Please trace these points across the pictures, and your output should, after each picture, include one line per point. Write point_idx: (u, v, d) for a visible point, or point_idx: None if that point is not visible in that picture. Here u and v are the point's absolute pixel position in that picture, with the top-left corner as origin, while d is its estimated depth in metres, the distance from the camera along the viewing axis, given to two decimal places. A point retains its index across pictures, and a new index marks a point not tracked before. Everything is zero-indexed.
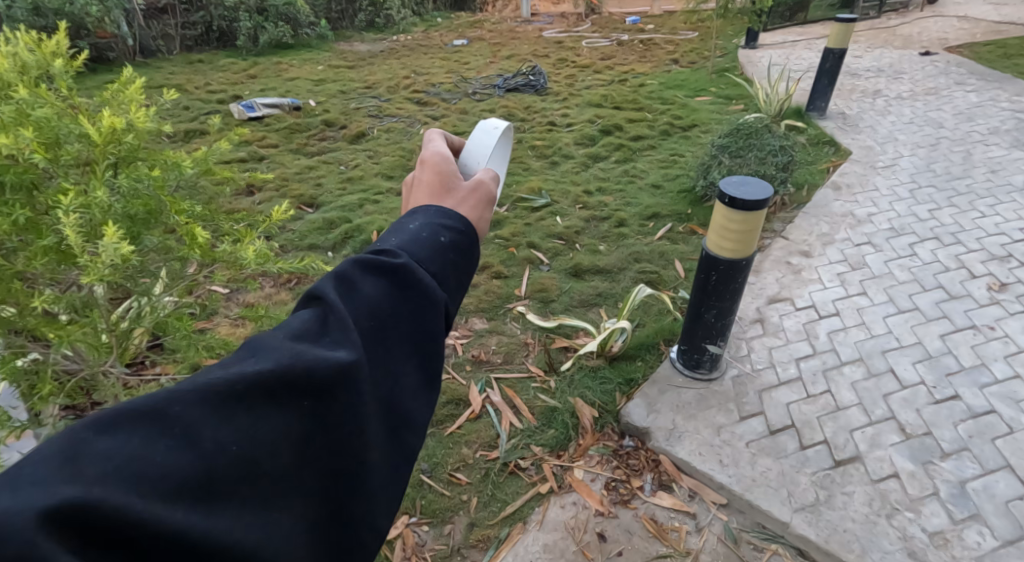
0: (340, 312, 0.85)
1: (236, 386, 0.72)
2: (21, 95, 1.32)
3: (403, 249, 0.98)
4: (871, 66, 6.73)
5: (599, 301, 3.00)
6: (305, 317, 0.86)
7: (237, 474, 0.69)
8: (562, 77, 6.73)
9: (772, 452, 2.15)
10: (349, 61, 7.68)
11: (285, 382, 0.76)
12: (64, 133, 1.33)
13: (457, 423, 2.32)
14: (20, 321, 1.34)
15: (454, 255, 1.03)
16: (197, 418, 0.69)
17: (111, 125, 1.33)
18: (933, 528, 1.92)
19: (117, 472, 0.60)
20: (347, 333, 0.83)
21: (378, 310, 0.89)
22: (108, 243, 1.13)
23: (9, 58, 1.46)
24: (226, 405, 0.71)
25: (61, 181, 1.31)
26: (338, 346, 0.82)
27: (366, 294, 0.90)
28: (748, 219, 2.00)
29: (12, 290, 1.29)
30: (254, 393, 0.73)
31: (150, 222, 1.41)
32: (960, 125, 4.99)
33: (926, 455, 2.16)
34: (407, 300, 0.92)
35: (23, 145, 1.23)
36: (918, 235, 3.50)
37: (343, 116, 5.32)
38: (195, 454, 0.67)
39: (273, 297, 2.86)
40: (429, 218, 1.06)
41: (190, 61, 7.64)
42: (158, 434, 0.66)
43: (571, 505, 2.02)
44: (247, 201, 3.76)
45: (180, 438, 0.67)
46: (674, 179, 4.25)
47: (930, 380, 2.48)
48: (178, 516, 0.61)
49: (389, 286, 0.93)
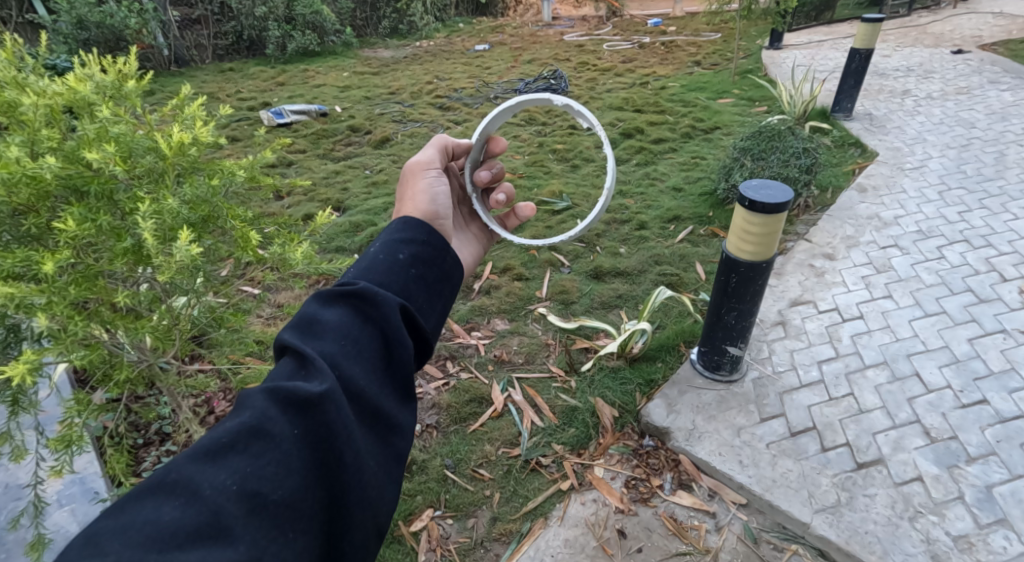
0: (306, 352, 1.01)
1: (223, 439, 0.89)
2: (103, 114, 1.43)
3: (361, 277, 1.18)
4: (900, 65, 6.63)
5: (619, 303, 3.03)
6: (282, 367, 1.02)
7: (242, 507, 0.85)
8: (583, 80, 6.78)
9: (793, 453, 2.16)
10: (373, 67, 7.84)
11: (265, 421, 0.91)
12: (136, 146, 1.43)
13: (480, 421, 2.37)
14: (100, 315, 1.44)
15: (414, 269, 1.25)
16: (194, 474, 0.85)
17: (180, 139, 1.44)
18: (958, 532, 1.91)
19: (134, 537, 0.78)
20: (320, 368, 0.99)
21: (347, 331, 1.07)
22: (182, 245, 1.25)
23: (88, 81, 1.57)
24: (218, 455, 0.88)
25: (136, 191, 1.41)
26: (310, 381, 0.98)
27: (328, 326, 1.06)
28: (769, 222, 2.02)
29: (95, 288, 1.38)
30: (242, 438, 0.89)
31: (208, 226, 1.55)
32: (993, 125, 4.89)
33: (952, 459, 2.14)
34: (369, 321, 1.11)
35: (108, 159, 1.34)
36: (947, 238, 3.46)
37: (368, 122, 5.43)
38: (199, 504, 0.83)
39: (303, 297, 2.96)
40: (389, 242, 1.28)
41: (222, 69, 7.89)
42: (169, 497, 0.83)
43: (592, 502, 2.06)
44: (277, 205, 3.87)
45: (184, 494, 0.83)
46: (696, 182, 4.26)
47: (956, 384, 2.46)
48: (190, 558, 0.77)
49: (352, 311, 1.10)
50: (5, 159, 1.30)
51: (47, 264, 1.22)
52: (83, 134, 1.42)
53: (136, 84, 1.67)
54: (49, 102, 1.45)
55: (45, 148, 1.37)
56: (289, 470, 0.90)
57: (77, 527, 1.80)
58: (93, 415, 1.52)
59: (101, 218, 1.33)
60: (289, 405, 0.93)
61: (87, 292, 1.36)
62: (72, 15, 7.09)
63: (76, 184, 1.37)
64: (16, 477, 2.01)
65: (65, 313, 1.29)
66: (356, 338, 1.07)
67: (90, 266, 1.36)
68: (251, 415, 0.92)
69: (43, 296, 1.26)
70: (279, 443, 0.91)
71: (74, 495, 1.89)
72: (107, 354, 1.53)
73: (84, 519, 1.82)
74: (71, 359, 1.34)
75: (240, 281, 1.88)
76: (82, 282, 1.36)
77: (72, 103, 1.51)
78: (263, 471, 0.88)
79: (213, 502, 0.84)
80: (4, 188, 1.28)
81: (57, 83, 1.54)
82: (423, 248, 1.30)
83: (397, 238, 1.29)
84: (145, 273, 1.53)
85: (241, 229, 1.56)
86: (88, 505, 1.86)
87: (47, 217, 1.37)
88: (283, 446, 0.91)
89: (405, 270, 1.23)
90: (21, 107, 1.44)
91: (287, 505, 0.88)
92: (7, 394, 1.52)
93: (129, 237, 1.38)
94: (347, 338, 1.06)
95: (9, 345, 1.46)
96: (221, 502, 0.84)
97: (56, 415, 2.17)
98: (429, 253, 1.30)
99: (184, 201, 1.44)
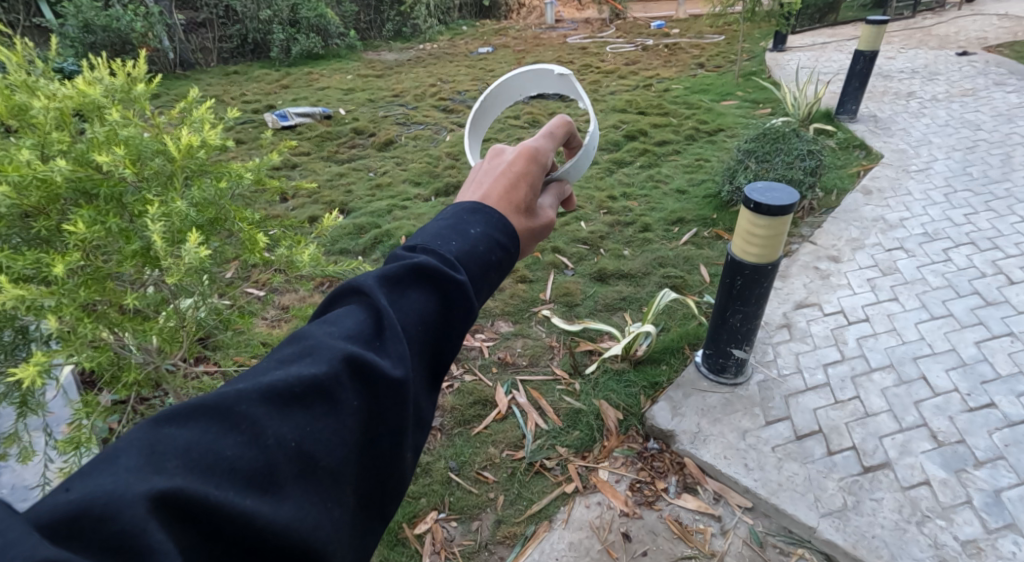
0: (389, 320, 0.91)
1: (294, 388, 0.81)
2: (113, 117, 1.43)
3: (458, 264, 1.04)
4: (904, 67, 6.62)
5: (623, 306, 3.02)
6: (358, 322, 0.92)
7: (295, 466, 0.77)
8: (587, 82, 6.78)
9: (799, 456, 2.15)
10: (377, 70, 7.87)
11: (336, 382, 0.83)
12: (145, 149, 1.44)
13: (484, 423, 2.37)
14: (109, 317, 1.43)
15: (496, 277, 1.11)
16: (258, 417, 0.77)
17: (189, 142, 1.45)
18: (966, 537, 1.89)
19: (193, 464, 0.71)
20: (397, 344, 0.90)
21: (425, 319, 0.97)
22: (189, 247, 1.25)
23: (97, 84, 1.57)
24: (282, 405, 0.79)
25: (145, 193, 1.42)
26: (386, 353, 0.89)
27: (411, 305, 0.97)
28: (775, 224, 2.01)
29: (104, 290, 1.39)
30: (312, 393, 0.81)
31: (216, 228, 1.55)
32: (998, 127, 4.87)
33: (959, 463, 2.13)
34: (450, 313, 1.00)
35: (117, 161, 1.35)
36: (953, 240, 3.44)
37: (372, 125, 5.44)
38: (258, 448, 0.75)
39: (308, 299, 2.97)
40: (490, 231, 1.12)
41: (227, 72, 7.92)
42: (229, 430, 0.75)
43: (596, 505, 2.05)
44: (281, 207, 3.88)
45: (246, 433, 0.76)
46: (700, 184, 4.25)
47: (963, 387, 2.44)
48: (243, 505, 0.70)
49: (434, 297, 1.00)
50: (16, 162, 1.31)
51: (56, 265, 1.23)
52: (92, 137, 1.43)
53: (144, 87, 1.68)
54: (60, 105, 1.46)
55: (55, 151, 1.38)
56: (343, 442, 0.82)
57: None
58: (100, 417, 1.53)
59: (111, 220, 1.33)
60: (365, 370, 0.85)
61: (97, 294, 1.36)
62: (79, 19, 7.15)
63: (86, 187, 1.37)
64: (23, 478, 2.01)
65: (75, 315, 1.30)
66: (428, 323, 0.98)
67: (100, 268, 1.37)
68: (326, 368, 0.84)
69: (53, 298, 1.26)
70: (342, 411, 0.83)
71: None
72: (115, 356, 1.53)
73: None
74: (80, 361, 1.34)
75: (245, 283, 1.89)
76: (91, 284, 1.36)
77: (82, 106, 1.51)
78: (323, 433, 0.80)
79: (271, 451, 0.76)
80: (15, 190, 1.29)
81: (66, 86, 1.54)
82: (508, 260, 1.13)
83: (494, 232, 1.12)
84: (153, 275, 1.53)
85: (248, 232, 1.57)
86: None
87: (56, 219, 1.37)
88: (345, 416, 0.83)
89: (489, 275, 1.08)
90: (32, 110, 1.45)
91: (332, 478, 0.80)
92: (16, 396, 1.52)
93: (138, 239, 1.38)
94: (421, 321, 0.97)
95: (17, 347, 1.47)
96: (278, 454, 0.76)
97: (63, 416, 2.18)
98: (507, 262, 1.14)
99: (192, 203, 1.45)
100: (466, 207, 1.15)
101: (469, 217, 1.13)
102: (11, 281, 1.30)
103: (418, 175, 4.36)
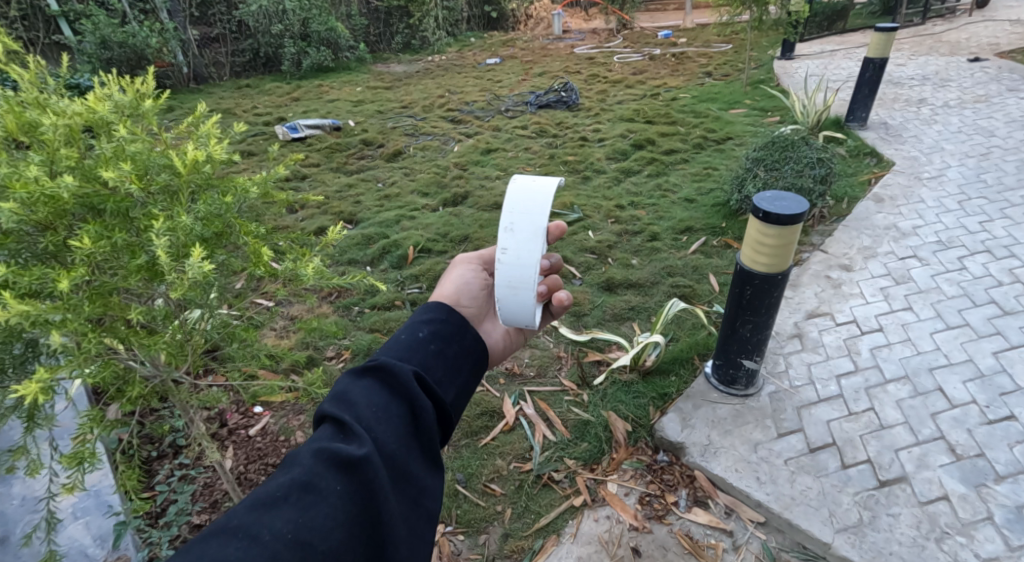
0: (343, 416, 1.06)
1: (276, 493, 0.95)
2: (120, 134, 1.45)
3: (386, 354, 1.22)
4: (915, 74, 6.58)
5: (632, 315, 3.00)
6: (324, 430, 1.07)
7: (296, 555, 0.89)
8: (594, 92, 6.79)
9: (813, 470, 2.11)
10: (386, 82, 7.95)
11: (313, 477, 0.97)
12: (152, 164, 1.45)
13: (491, 434, 2.34)
14: (111, 332, 1.43)
15: (436, 343, 1.28)
16: (253, 521, 0.91)
17: (195, 157, 1.46)
18: (987, 554, 1.84)
19: None
20: (360, 432, 1.04)
21: (379, 399, 1.12)
22: (193, 261, 1.25)
23: (107, 101, 1.60)
24: (271, 507, 0.93)
25: (150, 208, 1.42)
26: (352, 442, 1.03)
27: (360, 395, 1.11)
28: (784, 234, 1.98)
29: (110, 305, 1.39)
30: (292, 492, 0.95)
31: (222, 242, 1.56)
32: (1013, 134, 4.82)
33: (980, 478, 2.07)
34: (395, 388, 1.14)
35: (123, 177, 1.35)
36: (968, 249, 3.40)
37: (381, 135, 5.46)
38: (256, 547, 0.89)
39: (315, 310, 2.97)
40: (413, 321, 1.32)
41: (240, 86, 8.02)
42: (228, 541, 0.89)
43: (606, 519, 2.00)
44: (291, 219, 3.90)
45: (244, 539, 0.89)
46: (709, 193, 4.23)
47: (981, 399, 2.39)
48: None
49: (377, 379, 1.15)
50: (24, 178, 1.32)
51: (61, 281, 1.23)
52: (100, 152, 1.44)
53: (153, 103, 1.69)
54: (68, 122, 1.46)
55: (62, 166, 1.38)
56: (335, 522, 0.94)
57: (92, 539, 1.79)
58: (105, 431, 1.50)
59: (116, 235, 1.34)
60: (336, 459, 0.99)
61: (101, 309, 1.37)
62: (96, 36, 7.25)
63: (93, 203, 1.39)
64: (33, 489, 2.02)
65: (80, 329, 1.29)
66: (385, 401, 1.12)
67: (105, 283, 1.38)
68: (301, 470, 0.98)
69: (58, 313, 1.26)
70: (327, 497, 0.96)
71: (89, 508, 1.89)
72: (121, 370, 1.53)
73: (99, 532, 1.81)
74: (84, 375, 1.34)
75: (255, 294, 1.92)
76: (97, 298, 1.37)
77: (91, 122, 1.52)
78: (312, 523, 0.93)
79: (271, 547, 0.89)
80: (22, 206, 1.30)
81: (76, 102, 1.55)
82: (443, 324, 1.32)
83: (419, 318, 1.32)
84: (159, 289, 1.54)
85: (254, 244, 1.57)
86: (102, 517, 1.85)
87: (64, 234, 1.38)
88: (329, 501, 0.95)
89: (425, 344, 1.26)
90: (41, 127, 1.45)
91: (333, 553, 0.92)
92: (23, 410, 1.52)
93: (143, 253, 1.39)
94: (376, 401, 1.11)
95: (26, 360, 1.48)
96: (278, 547, 0.89)
97: (70, 428, 2.19)
98: (443, 330, 1.32)
99: (198, 217, 1.46)
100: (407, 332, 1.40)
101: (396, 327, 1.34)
102: (16, 295, 1.30)
103: (426, 185, 4.37)
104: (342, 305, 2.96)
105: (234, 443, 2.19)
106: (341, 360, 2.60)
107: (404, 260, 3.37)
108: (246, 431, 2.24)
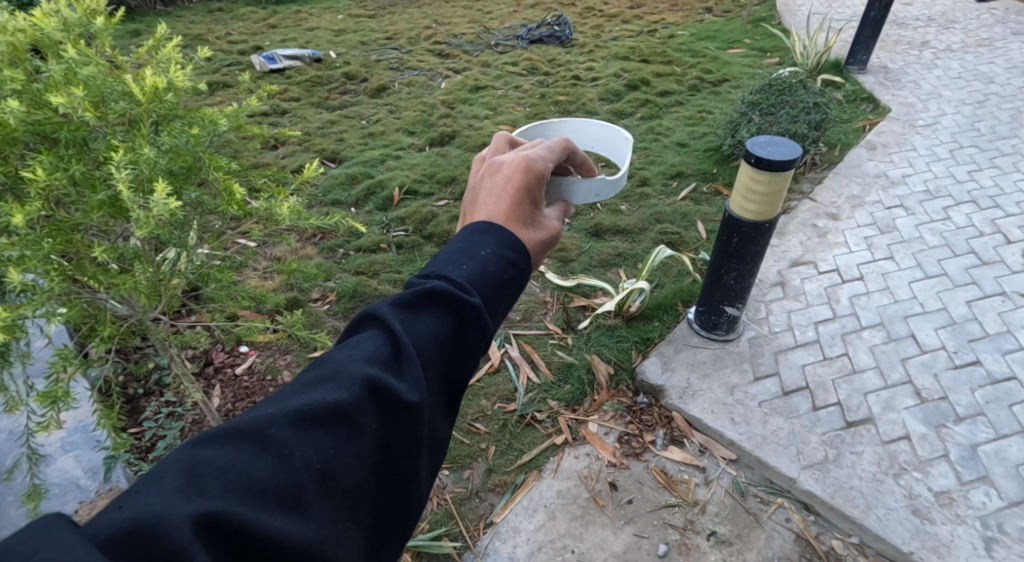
0: (405, 343, 0.90)
1: (317, 411, 0.80)
2: (71, 56, 1.38)
3: (470, 283, 1.01)
4: (920, 14, 6.38)
5: (618, 262, 3.03)
6: (373, 345, 0.90)
7: (319, 494, 0.76)
8: (588, 27, 6.54)
9: (784, 412, 2.20)
10: (369, 10, 7.57)
11: (356, 407, 0.82)
12: (109, 91, 1.39)
13: (476, 376, 2.39)
14: (78, 270, 1.44)
15: (509, 292, 1.08)
16: (286, 438, 0.77)
17: (154, 84, 1.40)
18: (940, 488, 1.96)
19: (227, 485, 0.70)
20: (417, 368, 0.89)
21: (443, 338, 0.95)
22: (158, 198, 1.24)
23: (54, 17, 1.52)
24: (306, 428, 0.78)
25: (109, 139, 1.39)
26: (407, 374, 0.88)
27: (426, 323, 0.95)
28: (775, 180, 1.98)
29: (72, 241, 1.39)
30: (333, 417, 0.80)
31: (190, 177, 1.53)
32: (1012, 81, 4.75)
33: (940, 419, 2.18)
34: (464, 330, 0.97)
35: (76, 104, 1.30)
36: (954, 198, 3.42)
37: (365, 69, 5.26)
38: (286, 471, 0.75)
39: (300, 251, 2.96)
40: (499, 246, 1.08)
41: (211, 10, 7.59)
42: (256, 453, 0.75)
43: (585, 456, 2.10)
44: (272, 155, 3.80)
45: (273, 458, 0.75)
46: (701, 138, 4.18)
47: (950, 345, 2.49)
48: (273, 527, 0.69)
49: (449, 311, 0.97)
50: None
51: (15, 216, 1.22)
52: (50, 76, 1.39)
53: (105, 22, 1.62)
54: (10, 40, 1.43)
55: (8, 90, 1.34)
56: (364, 465, 0.81)
57: (83, 471, 1.84)
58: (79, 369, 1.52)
59: (73, 167, 1.31)
60: (387, 392, 0.84)
61: (64, 245, 1.37)
62: None
63: (45, 131, 1.35)
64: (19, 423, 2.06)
65: (41, 266, 1.29)
66: (444, 341, 0.95)
67: (65, 219, 1.36)
68: (346, 393, 0.82)
69: (16, 249, 1.25)
70: (363, 434, 0.81)
71: (77, 442, 1.93)
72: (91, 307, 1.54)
73: (89, 465, 1.86)
74: (52, 315, 1.34)
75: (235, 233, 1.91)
76: (58, 234, 1.37)
77: (37, 41, 1.48)
78: (346, 459, 0.79)
79: (297, 475, 0.75)
80: None
81: (21, 18, 1.50)
82: (517, 272, 1.09)
83: (498, 242, 1.10)
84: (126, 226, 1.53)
85: (224, 181, 1.57)
86: (91, 451, 1.90)
87: (17, 164, 1.37)
88: (366, 440, 0.82)
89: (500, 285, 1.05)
90: None
91: (355, 500, 0.79)
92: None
93: (104, 188, 1.37)
94: (435, 340, 0.94)
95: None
96: (304, 476, 0.75)
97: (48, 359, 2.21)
98: (519, 278, 1.10)
99: (163, 150, 1.41)
100: (470, 230, 1.12)
101: (478, 237, 1.09)
102: None
103: (412, 123, 4.26)
104: (326, 247, 2.95)
105: (221, 382, 2.24)
106: (327, 303, 2.62)
107: (389, 201, 3.34)
108: (233, 369, 2.29)
